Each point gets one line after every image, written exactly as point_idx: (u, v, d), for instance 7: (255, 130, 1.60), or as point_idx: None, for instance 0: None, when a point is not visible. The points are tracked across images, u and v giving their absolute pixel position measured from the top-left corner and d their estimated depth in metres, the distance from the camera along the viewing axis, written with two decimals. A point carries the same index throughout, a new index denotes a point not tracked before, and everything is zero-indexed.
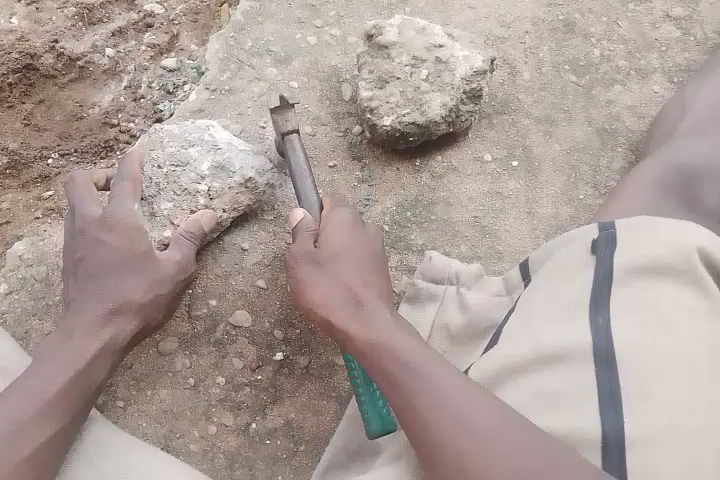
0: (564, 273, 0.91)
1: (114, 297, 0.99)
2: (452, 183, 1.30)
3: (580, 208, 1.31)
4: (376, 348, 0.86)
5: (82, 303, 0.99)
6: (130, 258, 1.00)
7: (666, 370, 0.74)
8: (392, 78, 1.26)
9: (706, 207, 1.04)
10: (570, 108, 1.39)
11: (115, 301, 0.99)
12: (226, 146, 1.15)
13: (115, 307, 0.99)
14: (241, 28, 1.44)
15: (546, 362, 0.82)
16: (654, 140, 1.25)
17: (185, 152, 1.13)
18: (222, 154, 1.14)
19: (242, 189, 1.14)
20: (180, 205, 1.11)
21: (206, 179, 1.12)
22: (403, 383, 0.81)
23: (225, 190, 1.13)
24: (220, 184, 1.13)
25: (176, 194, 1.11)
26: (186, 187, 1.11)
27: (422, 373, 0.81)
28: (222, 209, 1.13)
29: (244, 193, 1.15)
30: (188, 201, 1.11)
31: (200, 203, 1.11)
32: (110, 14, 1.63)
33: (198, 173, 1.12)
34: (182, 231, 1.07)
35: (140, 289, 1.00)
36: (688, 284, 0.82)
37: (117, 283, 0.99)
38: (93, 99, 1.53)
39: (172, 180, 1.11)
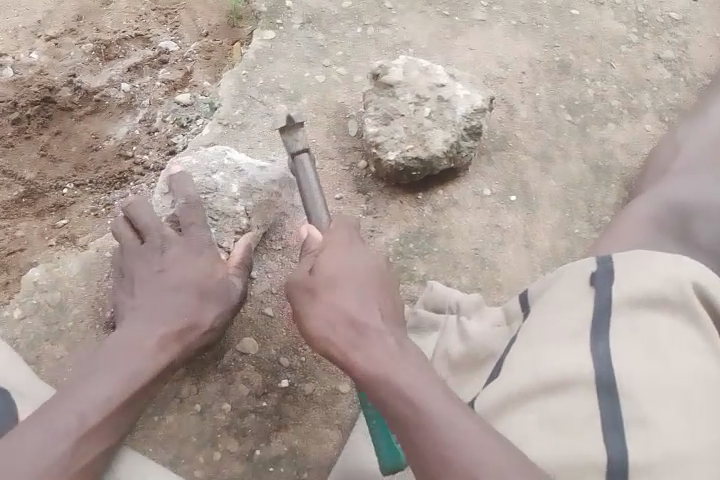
0: (564, 303, 0.94)
1: (190, 315, 1.06)
2: (452, 216, 1.34)
3: (577, 241, 1.35)
4: (373, 381, 0.82)
5: (153, 316, 1.04)
6: (209, 282, 1.09)
7: (664, 398, 0.78)
8: (397, 115, 1.32)
9: (701, 243, 1.07)
10: (566, 146, 1.45)
11: (190, 318, 1.06)
12: (247, 167, 1.21)
13: (188, 325, 1.05)
14: (251, 66, 1.51)
15: (552, 390, 0.84)
16: (649, 177, 1.29)
17: (210, 180, 1.18)
18: (246, 175, 1.20)
19: (271, 201, 1.22)
20: (223, 230, 1.18)
21: (241, 200, 1.18)
22: (401, 412, 0.79)
23: (258, 207, 1.20)
24: (253, 202, 1.19)
25: (215, 219, 1.17)
26: (224, 212, 1.17)
27: (419, 401, 0.79)
28: (257, 226, 1.20)
29: (272, 208, 1.23)
30: (229, 223, 1.17)
31: (243, 223, 1.18)
32: (126, 50, 1.72)
33: (231, 196, 1.18)
34: (238, 261, 1.15)
35: (211, 314, 1.08)
36: (684, 313, 0.86)
37: (189, 303, 1.07)
38: (109, 131, 1.60)
39: (208, 208, 1.17)
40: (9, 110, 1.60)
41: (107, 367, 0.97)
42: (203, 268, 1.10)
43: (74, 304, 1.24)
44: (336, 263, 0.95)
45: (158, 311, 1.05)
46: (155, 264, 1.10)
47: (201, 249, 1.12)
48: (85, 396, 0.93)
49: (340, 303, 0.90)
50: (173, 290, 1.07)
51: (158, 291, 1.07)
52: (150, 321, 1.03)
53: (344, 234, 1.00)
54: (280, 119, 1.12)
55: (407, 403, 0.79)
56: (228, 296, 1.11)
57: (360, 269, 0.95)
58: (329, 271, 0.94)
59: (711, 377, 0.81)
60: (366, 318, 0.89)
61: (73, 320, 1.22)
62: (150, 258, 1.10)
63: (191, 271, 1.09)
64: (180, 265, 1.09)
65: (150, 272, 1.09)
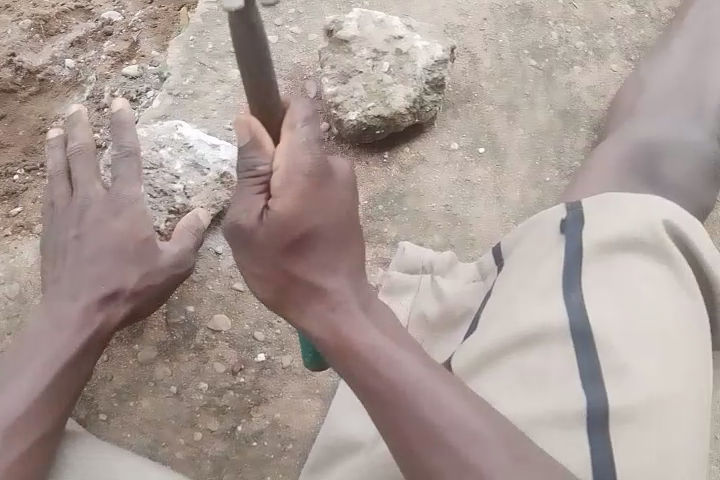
0: (534, 255, 0.92)
1: (112, 281, 1.01)
2: (420, 174, 1.31)
3: (547, 190, 1.33)
4: (347, 354, 0.76)
5: (72, 285, 1.00)
6: (132, 244, 1.03)
7: (639, 345, 0.78)
8: (355, 72, 1.27)
9: (664, 180, 1.06)
10: (532, 92, 1.41)
11: (110, 285, 1.01)
12: (196, 144, 1.19)
13: (108, 293, 1.00)
14: (200, 31, 1.43)
15: (526, 343, 0.83)
16: (614, 119, 1.27)
17: (157, 155, 1.16)
18: (194, 152, 1.18)
19: (218, 185, 1.17)
20: (160, 209, 1.14)
21: (181, 179, 1.15)
22: (383, 395, 0.73)
23: (200, 187, 1.16)
24: (195, 182, 1.16)
25: (153, 195, 1.14)
26: (162, 188, 1.14)
27: (401, 386, 0.72)
28: (200, 206, 1.15)
29: (221, 189, 1.17)
30: (165, 201, 1.14)
31: (178, 202, 1.14)
32: (67, 24, 1.62)
33: (172, 173, 1.15)
34: (185, 225, 1.10)
35: (136, 274, 1.02)
36: (657, 258, 0.85)
37: (111, 268, 1.01)
38: (56, 111, 1.51)
39: (148, 183, 1.14)
40: None
41: (33, 354, 0.94)
42: (124, 225, 1.03)
43: (35, 295, 1.19)
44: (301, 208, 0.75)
45: (80, 283, 1.00)
46: (73, 228, 1.04)
47: (125, 205, 1.04)
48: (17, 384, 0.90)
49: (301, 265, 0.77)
50: (92, 257, 1.02)
51: (77, 257, 1.02)
52: (71, 296, 0.99)
53: (300, 153, 0.73)
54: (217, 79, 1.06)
55: (388, 391, 0.73)
56: (160, 258, 1.05)
57: (330, 214, 0.77)
58: (295, 220, 0.74)
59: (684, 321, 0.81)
60: (334, 281, 0.79)
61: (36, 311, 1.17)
62: (73, 219, 1.05)
63: (110, 232, 1.03)
64: (98, 226, 1.03)
65: (69, 237, 1.04)
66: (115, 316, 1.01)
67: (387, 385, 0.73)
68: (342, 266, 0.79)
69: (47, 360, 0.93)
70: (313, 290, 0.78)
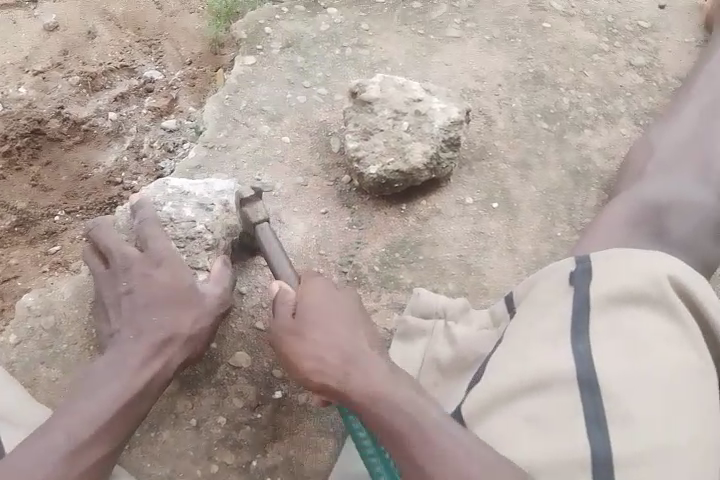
0: (544, 303, 0.97)
1: (167, 327, 1.06)
2: (437, 224, 1.38)
3: (558, 243, 1.38)
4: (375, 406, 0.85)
5: (130, 331, 1.06)
6: (182, 293, 1.09)
7: (644, 394, 0.82)
8: (376, 130, 1.36)
9: (672, 238, 1.13)
10: (543, 152, 1.49)
11: (165, 331, 1.06)
12: (192, 189, 1.23)
13: (163, 339, 1.05)
14: (235, 90, 1.55)
15: (532, 389, 0.87)
16: (623, 178, 1.34)
17: (163, 212, 1.19)
18: (193, 197, 1.22)
19: (227, 213, 1.22)
20: (194, 253, 1.18)
21: (198, 220, 1.19)
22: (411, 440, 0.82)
23: (217, 220, 1.20)
24: (210, 217, 1.20)
25: (181, 245, 1.18)
26: (187, 236, 1.18)
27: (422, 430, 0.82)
28: (222, 237, 1.20)
29: (230, 216, 1.22)
30: (197, 243, 1.18)
31: (207, 238, 1.18)
32: (112, 81, 1.76)
33: (186, 219, 1.19)
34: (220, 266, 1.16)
35: (190, 321, 1.08)
36: (660, 309, 0.90)
37: (164, 317, 1.07)
38: (98, 159, 1.63)
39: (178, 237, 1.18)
40: None
41: (108, 379, 1.00)
42: (168, 278, 1.10)
43: (67, 328, 1.25)
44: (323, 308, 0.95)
45: (142, 331, 1.06)
46: (122, 287, 1.11)
47: (166, 258, 1.11)
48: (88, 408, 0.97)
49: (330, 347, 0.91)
50: (145, 308, 1.08)
51: (125, 311, 1.09)
52: (135, 342, 1.04)
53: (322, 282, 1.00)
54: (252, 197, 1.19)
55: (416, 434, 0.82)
56: (206, 302, 1.11)
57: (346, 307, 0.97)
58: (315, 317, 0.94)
59: (686, 371, 0.85)
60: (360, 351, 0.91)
61: (67, 343, 1.23)
62: (116, 279, 1.12)
63: (156, 286, 1.09)
64: (139, 284, 1.09)
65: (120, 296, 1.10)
66: (171, 364, 1.05)
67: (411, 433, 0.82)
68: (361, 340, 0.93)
69: (113, 397, 0.98)
70: (346, 363, 0.89)
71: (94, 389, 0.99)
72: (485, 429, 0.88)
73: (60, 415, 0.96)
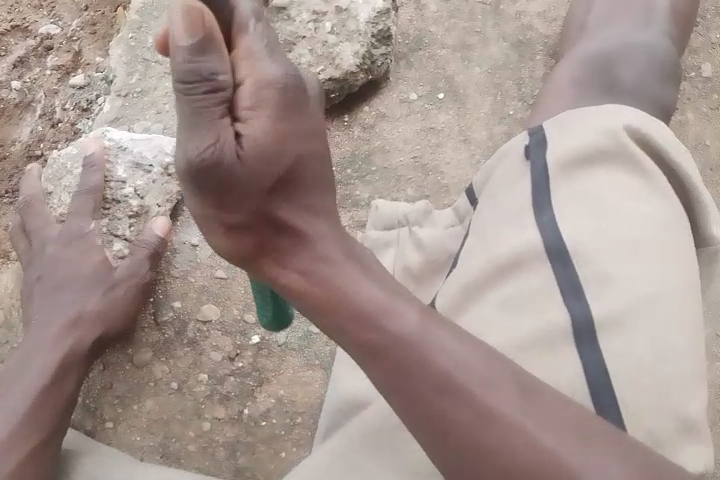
0: (503, 186, 0.92)
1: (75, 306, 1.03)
2: (384, 130, 1.29)
3: (513, 123, 1.31)
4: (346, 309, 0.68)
5: (50, 315, 1.03)
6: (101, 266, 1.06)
7: (617, 252, 0.78)
8: (298, 39, 1.24)
9: (625, 84, 1.04)
10: (482, 29, 1.39)
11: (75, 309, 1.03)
12: (130, 143, 1.14)
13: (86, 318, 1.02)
14: (138, 27, 1.40)
15: (505, 271, 0.82)
16: (569, 36, 1.25)
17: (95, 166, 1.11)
18: (130, 153, 1.13)
19: (166, 178, 1.14)
20: (118, 217, 1.11)
21: (129, 182, 1.12)
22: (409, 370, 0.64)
23: (150, 186, 1.13)
24: (143, 182, 1.12)
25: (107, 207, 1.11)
26: (116, 198, 1.11)
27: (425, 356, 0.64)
28: (156, 204, 1.12)
29: (171, 181, 1.14)
30: (123, 208, 1.11)
31: (135, 205, 1.11)
32: (7, 45, 1.58)
33: (117, 179, 1.12)
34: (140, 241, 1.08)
35: (102, 296, 1.04)
36: (623, 165, 0.85)
37: (85, 297, 1.04)
38: (13, 135, 1.49)
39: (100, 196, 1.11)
40: None
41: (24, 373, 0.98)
42: (92, 257, 1.06)
43: (22, 320, 1.18)
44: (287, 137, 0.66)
45: (58, 313, 1.03)
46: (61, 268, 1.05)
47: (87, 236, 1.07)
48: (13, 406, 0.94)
49: (277, 212, 0.69)
50: (74, 290, 1.04)
51: (57, 295, 1.04)
52: (50, 327, 1.02)
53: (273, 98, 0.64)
54: None
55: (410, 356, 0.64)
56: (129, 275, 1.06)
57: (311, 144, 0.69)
58: (264, 175, 0.65)
59: (659, 223, 0.81)
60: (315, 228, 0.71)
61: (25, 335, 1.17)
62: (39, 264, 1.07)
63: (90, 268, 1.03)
64: (70, 265, 1.05)
65: (40, 280, 1.07)
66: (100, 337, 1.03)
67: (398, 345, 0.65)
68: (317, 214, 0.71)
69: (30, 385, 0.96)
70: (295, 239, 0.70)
71: (13, 383, 0.97)
72: (461, 324, 0.84)
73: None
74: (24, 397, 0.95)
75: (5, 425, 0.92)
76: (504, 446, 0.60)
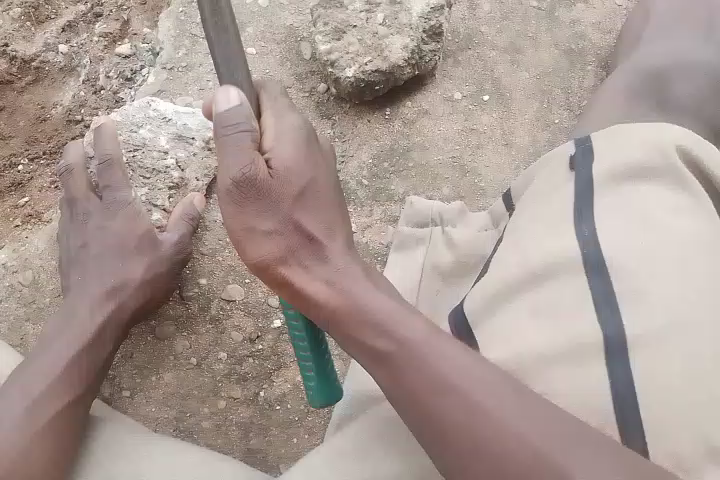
0: (544, 192, 0.90)
1: (113, 276, 1.03)
2: (425, 127, 1.28)
3: (557, 131, 1.29)
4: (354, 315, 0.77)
5: (85, 283, 1.02)
6: (135, 238, 1.05)
7: (656, 268, 0.75)
8: (349, 27, 1.23)
9: (675, 102, 1.02)
10: (534, 34, 1.36)
11: (114, 279, 1.02)
12: (175, 115, 1.15)
13: (113, 286, 1.01)
14: (189, 1, 1.40)
15: (539, 278, 0.81)
16: (620, 52, 1.23)
17: (137, 135, 1.12)
18: (174, 125, 1.14)
19: (206, 152, 1.15)
20: (157, 187, 1.12)
21: (171, 153, 1.13)
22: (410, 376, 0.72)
23: (192, 158, 1.14)
24: (184, 154, 1.14)
25: (147, 177, 1.12)
26: (154, 167, 1.12)
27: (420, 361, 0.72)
28: (195, 178, 1.15)
29: (210, 156, 1.16)
30: (162, 178, 1.12)
31: (175, 176, 1.12)
32: (57, 9, 1.57)
33: (160, 149, 1.12)
34: (181, 214, 1.09)
35: (141, 267, 1.04)
36: (670, 183, 0.82)
37: (115, 266, 1.04)
38: (55, 98, 1.50)
39: (137, 166, 1.11)
40: None
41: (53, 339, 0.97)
42: (126, 227, 1.05)
43: (48, 281, 1.19)
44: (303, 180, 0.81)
45: (93, 280, 1.02)
46: (91, 233, 1.05)
47: (121, 209, 1.06)
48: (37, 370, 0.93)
49: (303, 223, 0.80)
50: (104, 257, 1.04)
51: (87, 262, 1.04)
52: (84, 294, 1.01)
53: (293, 122, 0.83)
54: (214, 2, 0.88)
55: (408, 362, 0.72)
56: (163, 250, 1.06)
57: (322, 183, 0.84)
58: (284, 190, 0.80)
59: (704, 243, 0.77)
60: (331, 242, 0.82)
61: (51, 296, 1.18)
62: (77, 230, 1.07)
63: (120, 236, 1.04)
64: (107, 232, 1.05)
65: (74, 248, 1.06)
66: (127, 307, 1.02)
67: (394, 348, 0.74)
68: (334, 229, 0.84)
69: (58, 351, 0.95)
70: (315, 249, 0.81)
71: (44, 349, 0.96)
72: (490, 326, 0.82)
73: (16, 375, 0.92)
74: (49, 361, 0.94)
75: (34, 389, 0.90)
76: (494, 440, 0.66)
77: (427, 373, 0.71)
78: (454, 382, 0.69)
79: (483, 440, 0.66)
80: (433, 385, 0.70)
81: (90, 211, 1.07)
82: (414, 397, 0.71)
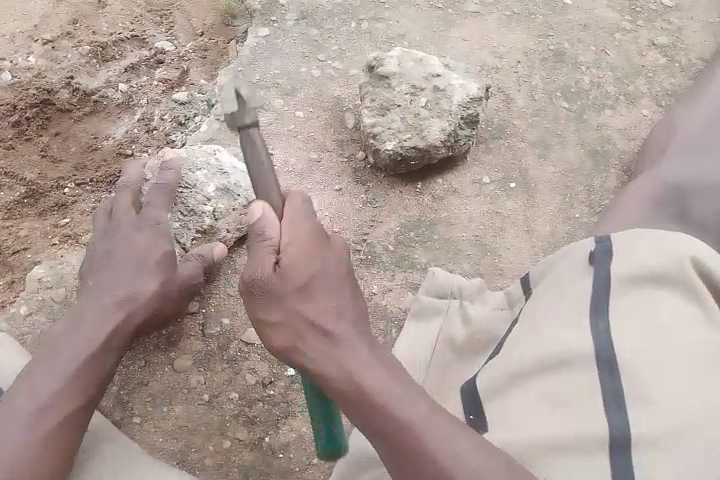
0: (562, 284, 0.96)
1: (126, 286, 1.06)
2: (452, 204, 1.36)
3: (576, 225, 1.36)
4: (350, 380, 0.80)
5: (101, 290, 1.06)
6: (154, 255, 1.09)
7: (664, 373, 0.79)
8: (394, 105, 1.33)
9: (695, 218, 1.09)
10: (562, 132, 1.46)
11: (128, 290, 1.06)
12: (232, 170, 1.23)
13: (127, 298, 1.05)
14: (248, 62, 1.52)
15: (552, 367, 0.85)
16: (646, 160, 1.31)
17: (192, 175, 1.20)
18: (228, 178, 1.22)
19: (245, 211, 1.23)
20: (188, 227, 1.19)
21: (212, 201, 1.20)
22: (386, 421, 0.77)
23: (230, 212, 1.21)
24: (225, 206, 1.21)
25: (184, 215, 1.19)
26: (193, 208, 1.19)
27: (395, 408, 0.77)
28: (225, 229, 1.21)
29: (247, 215, 1.23)
30: (195, 221, 1.19)
31: (206, 223, 1.19)
32: (123, 52, 1.72)
33: (205, 195, 1.20)
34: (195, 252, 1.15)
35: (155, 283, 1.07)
36: (682, 292, 0.87)
37: (132, 278, 1.07)
38: (108, 131, 1.60)
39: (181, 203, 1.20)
40: (8, 113, 1.59)
41: (62, 346, 1.00)
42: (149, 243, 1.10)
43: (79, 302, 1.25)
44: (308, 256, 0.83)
45: (105, 290, 1.06)
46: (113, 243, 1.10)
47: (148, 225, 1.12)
48: (44, 378, 0.96)
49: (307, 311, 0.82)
50: (124, 268, 1.08)
51: (106, 270, 1.08)
52: (98, 302, 1.04)
53: (301, 215, 0.85)
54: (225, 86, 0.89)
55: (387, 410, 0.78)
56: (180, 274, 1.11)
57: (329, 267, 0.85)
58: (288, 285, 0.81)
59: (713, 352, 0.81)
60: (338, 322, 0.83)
61: None
62: (104, 238, 1.12)
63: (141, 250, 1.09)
64: (130, 244, 1.09)
65: (99, 255, 1.10)
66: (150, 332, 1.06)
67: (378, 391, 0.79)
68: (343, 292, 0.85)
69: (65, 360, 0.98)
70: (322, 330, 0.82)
71: (46, 358, 0.99)
72: (503, 408, 0.87)
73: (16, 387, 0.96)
74: (57, 370, 0.97)
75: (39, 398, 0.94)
76: None
77: (393, 422, 0.77)
78: (422, 433, 0.76)
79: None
80: (405, 434, 0.76)
81: (123, 221, 1.12)
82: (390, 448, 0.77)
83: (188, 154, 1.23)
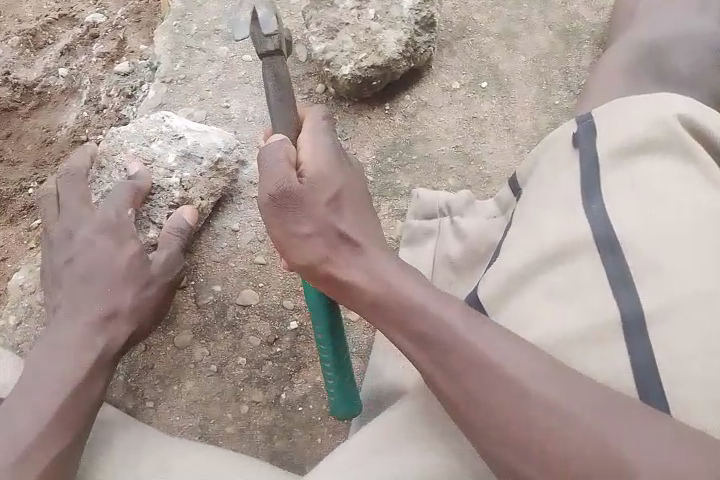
0: (550, 174, 0.89)
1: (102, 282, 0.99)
2: (426, 119, 1.28)
3: (557, 113, 1.29)
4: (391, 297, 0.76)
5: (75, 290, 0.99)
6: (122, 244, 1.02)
7: (668, 242, 0.73)
8: (342, 25, 1.24)
9: (682, 73, 1.02)
10: (527, 17, 1.36)
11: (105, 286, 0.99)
12: (187, 134, 1.15)
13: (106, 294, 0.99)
14: (182, 14, 1.42)
15: (550, 262, 0.78)
16: (616, 26, 1.21)
17: (148, 150, 1.13)
18: (186, 143, 1.14)
19: (213, 173, 1.15)
20: (153, 206, 1.10)
21: (177, 171, 1.12)
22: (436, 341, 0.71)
23: (197, 177, 1.13)
24: (191, 172, 1.13)
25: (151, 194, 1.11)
26: (158, 184, 1.11)
27: (445, 330, 0.72)
28: (199, 197, 1.14)
29: (216, 177, 1.16)
30: (163, 197, 1.11)
31: (176, 196, 1.11)
32: (54, 34, 1.62)
33: (167, 167, 1.12)
34: (170, 227, 1.09)
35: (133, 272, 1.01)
36: (675, 157, 0.81)
37: (104, 273, 1.00)
38: (59, 121, 1.51)
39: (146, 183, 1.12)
40: None
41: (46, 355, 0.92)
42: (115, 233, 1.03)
43: None
44: (330, 178, 0.83)
45: (76, 290, 0.99)
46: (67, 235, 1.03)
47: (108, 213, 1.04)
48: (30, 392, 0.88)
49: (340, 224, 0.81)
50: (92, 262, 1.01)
51: (72, 267, 1.01)
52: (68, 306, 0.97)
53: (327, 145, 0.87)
54: (260, 0, 0.91)
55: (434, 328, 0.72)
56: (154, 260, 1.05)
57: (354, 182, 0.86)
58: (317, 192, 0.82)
59: (716, 213, 0.75)
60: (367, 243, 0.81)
61: None
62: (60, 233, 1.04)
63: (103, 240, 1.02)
64: (94, 236, 1.02)
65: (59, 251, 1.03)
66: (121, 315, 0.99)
67: (433, 325, 0.72)
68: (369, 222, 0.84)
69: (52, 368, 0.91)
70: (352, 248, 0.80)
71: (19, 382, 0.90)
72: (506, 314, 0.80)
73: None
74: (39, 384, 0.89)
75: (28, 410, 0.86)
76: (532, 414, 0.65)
77: (445, 343, 0.71)
78: (480, 349, 0.69)
79: (540, 422, 0.64)
80: (465, 350, 0.70)
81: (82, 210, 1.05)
82: (464, 412, 0.68)
83: (138, 128, 1.16)
